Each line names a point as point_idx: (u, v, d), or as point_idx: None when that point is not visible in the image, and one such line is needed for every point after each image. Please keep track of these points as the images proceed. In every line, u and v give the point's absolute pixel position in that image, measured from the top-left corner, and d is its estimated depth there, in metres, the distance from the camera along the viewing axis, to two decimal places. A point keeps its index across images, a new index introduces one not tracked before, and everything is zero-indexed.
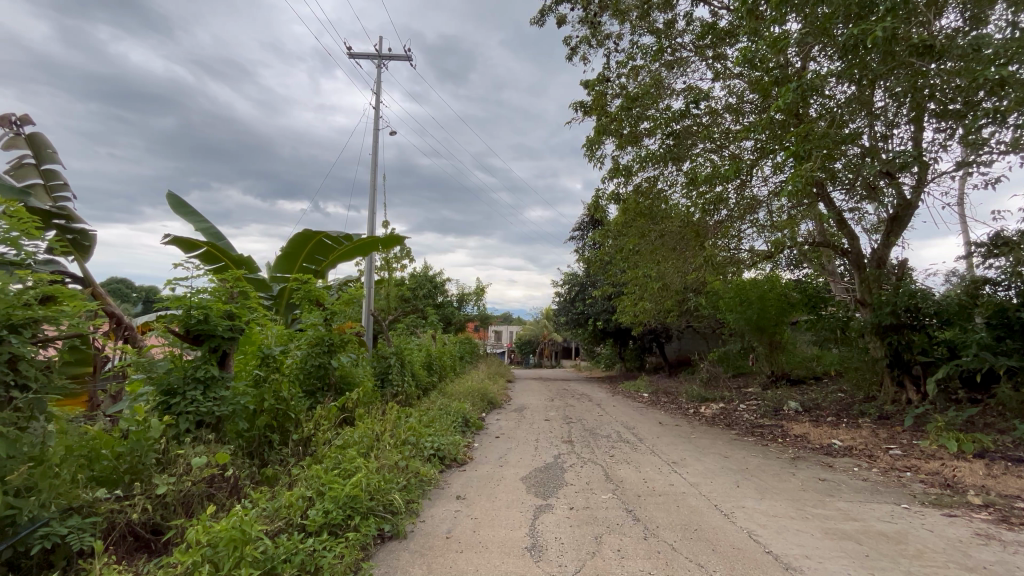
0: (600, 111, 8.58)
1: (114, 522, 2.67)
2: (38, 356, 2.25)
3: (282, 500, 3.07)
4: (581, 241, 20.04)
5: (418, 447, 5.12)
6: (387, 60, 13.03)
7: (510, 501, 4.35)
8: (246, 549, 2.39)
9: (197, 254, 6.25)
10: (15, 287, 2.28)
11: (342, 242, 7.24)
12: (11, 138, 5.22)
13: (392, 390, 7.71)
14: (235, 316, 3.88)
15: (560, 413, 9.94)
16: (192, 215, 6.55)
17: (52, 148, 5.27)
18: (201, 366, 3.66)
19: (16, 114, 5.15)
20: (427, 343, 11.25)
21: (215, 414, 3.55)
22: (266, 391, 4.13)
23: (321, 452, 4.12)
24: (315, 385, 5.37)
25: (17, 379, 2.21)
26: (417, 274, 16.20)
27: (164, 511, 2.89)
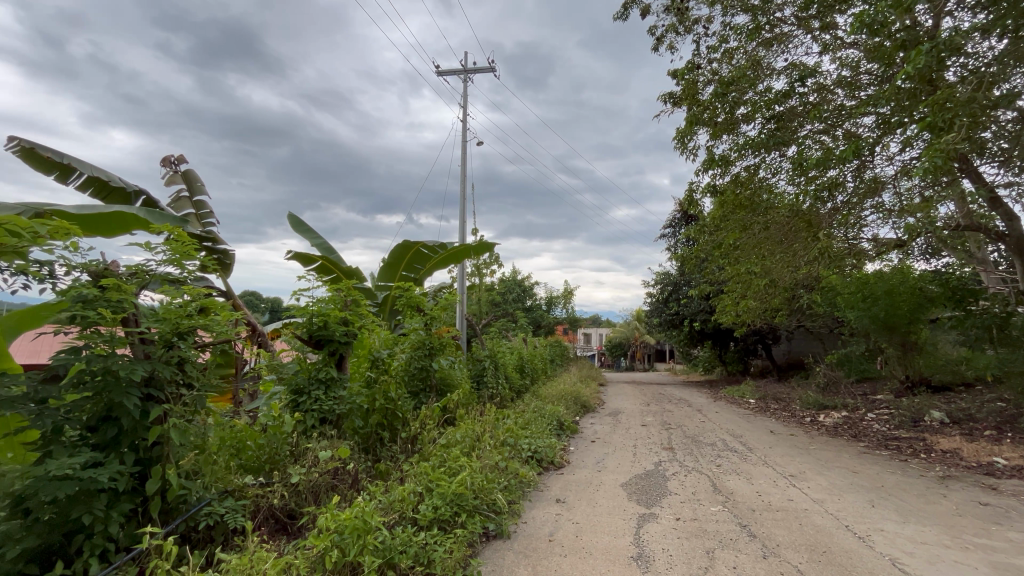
0: (691, 100, 8.12)
1: (259, 505, 3.04)
2: (199, 359, 2.65)
3: (396, 494, 3.25)
4: (673, 238, 19.13)
5: (516, 448, 5.19)
6: (473, 73, 13.53)
7: (612, 507, 4.24)
8: (367, 538, 2.58)
9: (313, 267, 6.94)
10: (181, 300, 2.69)
11: (438, 251, 7.62)
12: (171, 176, 6.20)
13: (487, 392, 7.93)
14: (349, 322, 4.23)
15: (658, 418, 9.54)
16: (309, 233, 7.29)
17: (200, 181, 6.17)
18: (322, 368, 4.04)
19: (174, 155, 6.11)
20: (518, 346, 11.41)
21: (335, 411, 3.90)
22: (377, 391, 4.45)
23: (427, 451, 4.33)
24: (419, 386, 5.68)
25: (186, 378, 2.62)
26: (506, 279, 16.53)
27: (298, 497, 3.22)
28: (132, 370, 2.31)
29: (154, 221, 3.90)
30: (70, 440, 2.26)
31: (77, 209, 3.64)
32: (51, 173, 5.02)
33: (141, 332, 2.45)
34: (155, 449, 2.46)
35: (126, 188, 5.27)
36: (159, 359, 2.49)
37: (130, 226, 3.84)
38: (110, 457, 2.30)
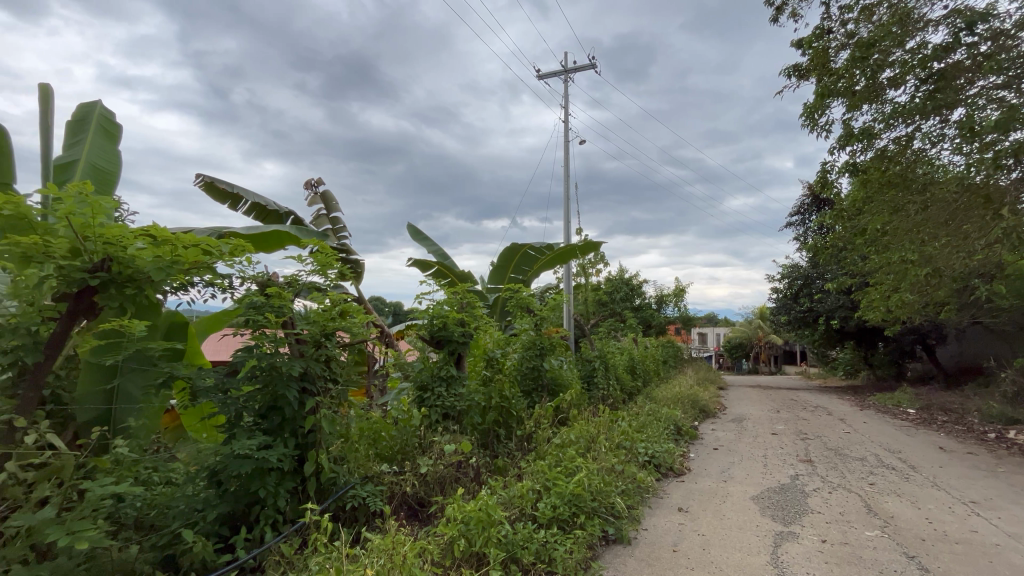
0: (821, 71, 7.20)
1: (394, 491, 3.32)
2: (342, 356, 2.98)
3: (515, 490, 3.33)
4: (802, 226, 17.16)
5: (633, 452, 5.00)
6: (574, 73, 13.51)
7: (743, 521, 3.90)
8: (491, 531, 2.68)
9: (430, 273, 7.44)
10: (326, 305, 3.04)
11: (546, 252, 7.70)
12: (312, 197, 7.08)
13: (598, 393, 7.80)
14: (465, 322, 4.45)
15: (791, 426, 8.58)
16: (426, 241, 7.82)
17: (335, 200, 6.95)
18: (443, 366, 4.29)
19: (315, 178, 6.98)
20: (628, 347, 11.05)
21: (456, 407, 4.11)
22: (493, 389, 4.62)
23: (544, 450, 4.36)
24: (532, 386, 5.75)
25: (332, 374, 2.96)
26: (613, 278, 16.13)
27: (426, 487, 3.45)
28: (291, 367, 2.65)
29: (302, 237, 4.48)
30: (247, 425, 2.66)
31: (247, 230, 4.31)
32: (225, 201, 6.03)
33: (296, 334, 2.81)
34: (310, 436, 2.80)
35: (279, 210, 6.13)
36: (311, 356, 2.84)
37: (285, 242, 4.45)
38: (277, 441, 2.66)
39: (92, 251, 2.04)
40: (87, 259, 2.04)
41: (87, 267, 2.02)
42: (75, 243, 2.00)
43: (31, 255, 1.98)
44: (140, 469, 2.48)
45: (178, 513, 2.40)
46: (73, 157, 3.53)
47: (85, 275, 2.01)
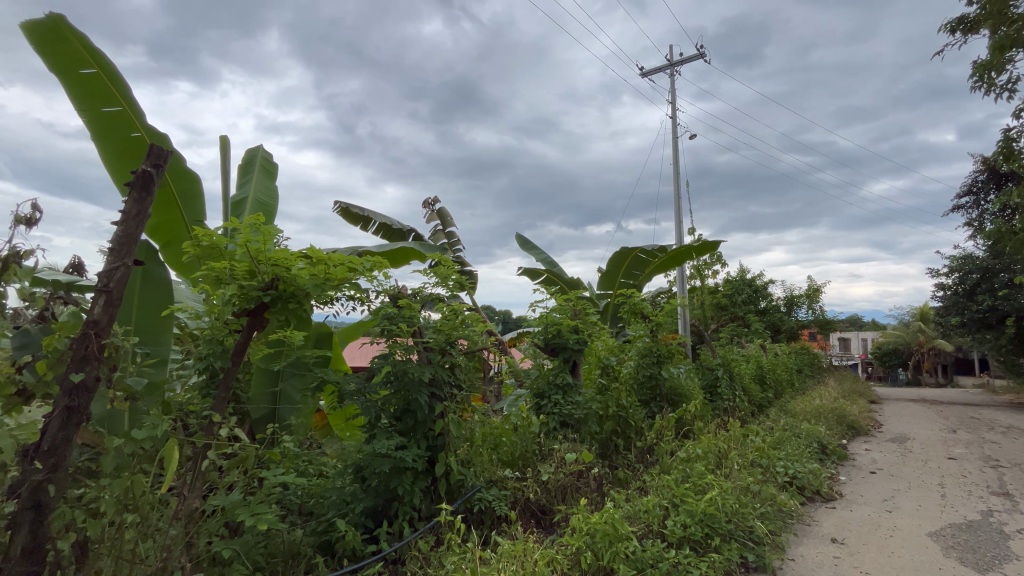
0: (996, 19, 5.95)
1: (518, 497, 3.36)
2: (465, 363, 3.12)
3: (640, 504, 3.19)
4: (976, 209, 14.27)
5: (770, 470, 4.48)
6: (679, 65, 12.85)
7: (920, 562, 3.28)
8: (619, 545, 2.58)
9: (540, 281, 7.52)
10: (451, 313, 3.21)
11: (658, 254, 7.35)
12: (429, 214, 7.58)
13: (722, 405, 7.19)
14: (579, 329, 4.40)
15: (976, 450, 7.08)
16: (534, 249, 7.94)
17: (449, 215, 7.38)
18: (559, 374, 4.27)
19: (431, 197, 7.49)
20: (755, 355, 10.06)
21: (575, 415, 4.05)
22: (610, 397, 4.50)
23: (669, 464, 4.10)
24: (649, 396, 5.48)
25: (457, 380, 3.11)
26: (733, 279, 14.86)
27: (549, 495, 3.43)
28: (422, 372, 2.84)
29: (424, 251, 4.81)
30: (385, 426, 2.89)
31: (378, 248, 4.74)
32: (358, 224, 6.72)
33: (424, 341, 3.01)
34: (439, 439, 2.96)
35: (403, 228, 6.68)
36: (438, 363, 3.02)
37: (410, 257, 4.81)
38: (411, 442, 2.85)
39: (264, 272, 2.38)
40: (261, 279, 2.39)
41: (260, 285, 2.37)
42: (252, 266, 2.36)
43: (221, 278, 2.38)
44: (300, 462, 2.83)
45: (333, 504, 2.68)
46: (245, 194, 4.20)
47: (259, 292, 2.36)
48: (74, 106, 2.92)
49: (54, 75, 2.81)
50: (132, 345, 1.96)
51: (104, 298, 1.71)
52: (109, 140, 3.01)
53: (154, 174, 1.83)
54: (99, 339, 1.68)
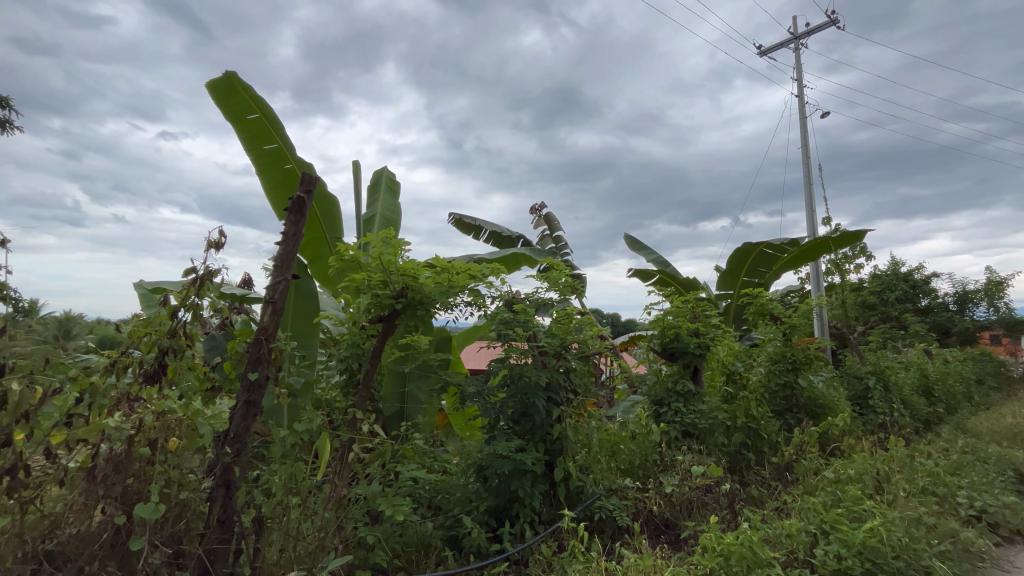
0: None
1: (640, 508, 3.22)
2: (580, 367, 3.10)
3: (782, 527, 2.87)
4: None
5: (949, 500, 3.72)
6: (805, 37, 11.51)
7: None
8: (759, 572, 2.33)
9: (652, 283, 7.20)
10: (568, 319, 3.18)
11: (788, 249, 6.60)
12: (536, 220, 7.69)
13: (876, 420, 6.21)
14: (700, 333, 4.11)
15: None
16: (644, 249, 7.63)
17: (555, 219, 7.41)
18: (679, 380, 4.02)
19: (537, 203, 7.60)
20: (919, 362, 8.53)
21: (699, 425, 3.79)
22: (738, 406, 4.15)
23: (814, 485, 3.61)
24: (784, 407, 4.92)
25: (572, 385, 3.10)
26: (883, 274, 12.82)
27: (673, 509, 3.23)
28: (539, 377, 2.87)
29: (534, 256, 4.88)
30: (504, 428, 2.96)
31: (491, 255, 4.91)
32: (470, 233, 7.06)
33: (540, 345, 3.04)
34: (557, 443, 2.97)
35: (512, 235, 6.85)
36: (553, 367, 3.03)
37: (521, 263, 4.92)
38: (530, 445, 2.89)
39: (395, 282, 2.60)
40: (393, 288, 2.61)
41: (392, 294, 2.59)
42: (385, 277, 2.59)
43: (360, 288, 2.65)
44: (428, 458, 3.02)
45: (459, 501, 2.81)
46: (374, 212, 4.64)
47: (391, 300, 2.58)
48: (243, 147, 3.46)
49: (229, 123, 3.38)
50: (293, 349, 2.24)
51: (272, 308, 2.00)
52: (270, 173, 3.51)
53: (306, 198, 2.09)
54: (269, 344, 1.95)
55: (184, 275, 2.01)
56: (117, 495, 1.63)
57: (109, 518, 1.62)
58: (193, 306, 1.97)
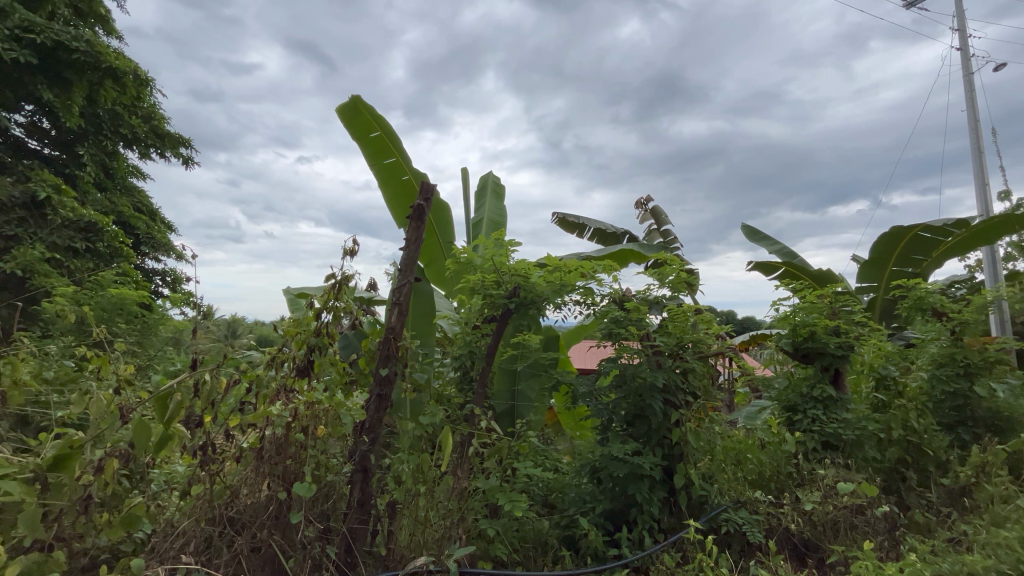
0: None
1: (774, 525, 2.92)
2: (701, 368, 2.90)
3: (963, 563, 2.40)
4: None
5: None
6: None
7: None
8: None
9: (777, 276, 6.52)
10: (690, 318, 2.97)
11: (953, 231, 5.53)
12: (643, 214, 7.39)
13: None
14: (842, 331, 3.61)
15: None
16: (766, 240, 6.93)
17: (663, 213, 7.06)
18: (817, 384, 3.58)
19: (643, 196, 7.31)
20: None
21: (844, 436, 3.33)
22: (892, 416, 3.58)
23: (1005, 516, 2.96)
24: (956, 419, 4.12)
25: (690, 387, 2.92)
26: None
27: (815, 529, 2.88)
28: (655, 378, 2.74)
29: (644, 252, 4.68)
30: (618, 430, 2.88)
31: (598, 252, 4.82)
32: (574, 232, 7.01)
33: (654, 344, 2.90)
34: (676, 448, 2.82)
35: (617, 232, 6.67)
36: (669, 368, 2.87)
37: (629, 259, 4.75)
38: (647, 449, 2.78)
39: (507, 282, 2.67)
40: (505, 288, 2.68)
41: (505, 294, 2.66)
42: (497, 277, 2.67)
43: (475, 289, 2.75)
44: (541, 457, 3.05)
45: (574, 502, 2.79)
46: (481, 216, 4.81)
47: (504, 300, 2.65)
48: (367, 163, 3.79)
49: (354, 143, 3.72)
50: (416, 347, 2.39)
51: (398, 309, 2.15)
52: (390, 185, 3.80)
53: (425, 206, 2.23)
54: (396, 342, 2.11)
55: (325, 281, 2.24)
56: (279, 473, 1.87)
57: (274, 494, 1.86)
58: (333, 309, 2.20)
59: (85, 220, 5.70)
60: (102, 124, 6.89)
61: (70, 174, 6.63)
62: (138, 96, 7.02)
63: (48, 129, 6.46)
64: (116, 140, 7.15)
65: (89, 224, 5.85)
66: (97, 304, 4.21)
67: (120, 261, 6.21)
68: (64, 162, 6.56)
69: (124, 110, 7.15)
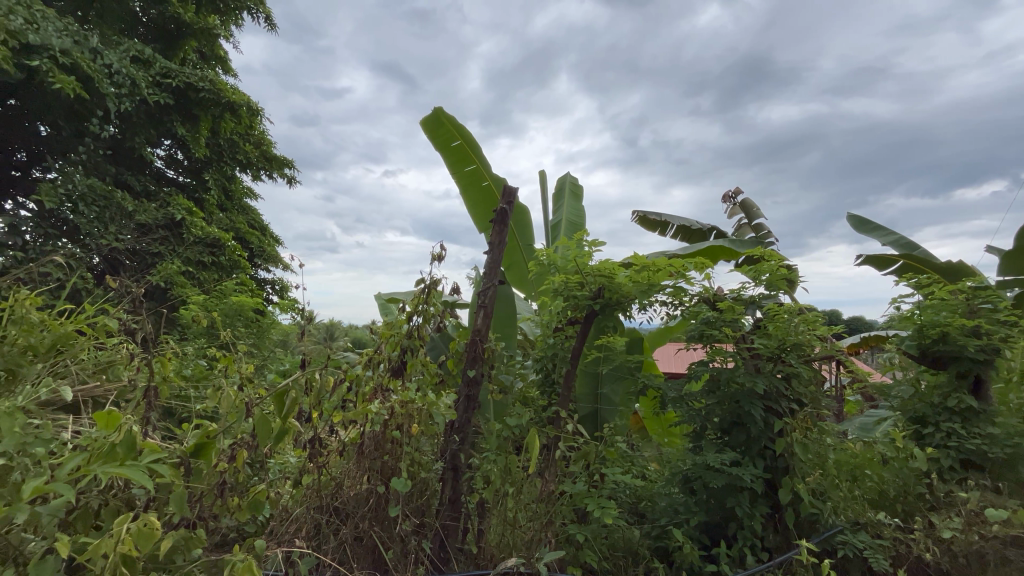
0: None
1: (902, 553, 2.58)
2: (807, 372, 2.64)
3: None
4: None
5: None
6: None
7: None
8: None
9: (893, 271, 5.80)
10: (796, 323, 2.71)
11: None
12: (732, 209, 6.93)
13: None
14: (983, 332, 3.11)
15: None
16: (878, 230, 6.19)
17: (755, 206, 6.58)
18: (952, 394, 3.12)
19: (732, 190, 6.85)
20: None
21: (990, 455, 2.87)
22: None
23: None
24: None
25: (795, 394, 2.68)
26: None
27: (955, 560, 2.50)
28: (754, 383, 2.55)
29: (736, 248, 4.37)
30: (713, 439, 2.71)
31: (683, 250, 4.59)
32: (656, 230, 6.75)
33: (752, 347, 2.69)
34: (781, 460, 2.59)
35: (703, 228, 6.31)
36: (769, 373, 2.66)
37: (718, 256, 4.48)
38: (746, 460, 2.58)
39: (591, 283, 2.63)
40: (590, 289, 2.65)
41: (590, 295, 2.63)
42: (581, 278, 2.63)
43: (558, 291, 2.73)
44: (629, 463, 2.95)
45: (666, 512, 2.66)
46: (559, 218, 4.79)
47: (590, 302, 2.62)
48: (449, 171, 3.92)
49: (438, 152, 3.88)
50: (502, 349, 2.43)
51: (484, 311, 2.19)
52: (471, 191, 3.89)
53: (508, 209, 2.26)
54: (483, 344, 2.16)
55: (415, 286, 2.34)
56: (378, 468, 1.98)
57: (373, 487, 1.97)
58: (423, 312, 2.30)
59: (210, 237, 6.51)
60: (223, 152, 7.85)
61: (199, 198, 7.60)
62: (251, 125, 7.91)
63: (182, 159, 7.43)
64: (234, 166, 8.08)
65: (214, 240, 6.65)
66: (222, 310, 4.77)
67: (238, 272, 6.99)
68: (194, 187, 7.56)
69: (240, 139, 8.06)
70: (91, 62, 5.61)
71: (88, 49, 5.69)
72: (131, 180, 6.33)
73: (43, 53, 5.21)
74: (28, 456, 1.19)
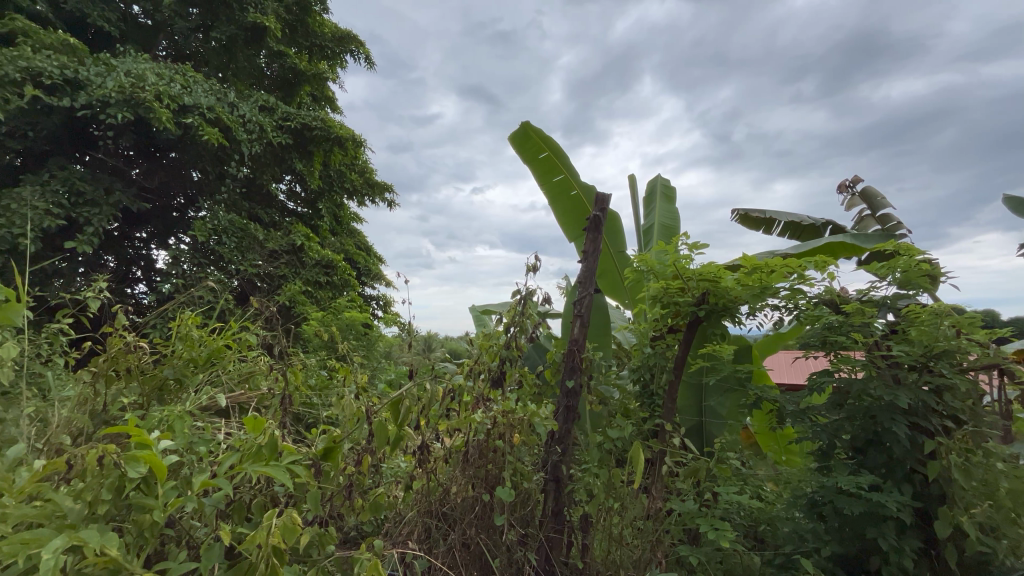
0: None
1: None
2: (965, 384, 2.25)
3: None
4: None
5: None
6: None
7: None
8: None
9: None
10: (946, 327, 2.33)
11: None
12: (850, 199, 6.20)
13: None
14: None
15: None
16: None
17: (880, 194, 5.82)
18: None
19: (849, 178, 6.12)
20: None
21: None
22: None
23: None
24: None
25: (948, 409, 2.30)
26: None
27: None
28: (894, 396, 2.22)
29: (862, 242, 3.87)
30: (845, 459, 2.40)
31: (796, 248, 4.17)
32: (760, 228, 6.24)
33: (889, 354, 2.36)
34: (935, 486, 2.23)
35: (816, 223, 5.71)
36: (913, 384, 2.31)
37: (838, 253, 4.01)
38: (888, 484, 2.26)
39: (694, 288, 2.51)
40: (692, 294, 2.53)
41: (693, 301, 2.52)
42: (683, 283, 2.52)
43: (658, 298, 2.64)
44: (743, 481, 2.72)
45: (790, 538, 2.41)
46: (652, 222, 4.60)
47: (693, 308, 2.51)
48: (538, 183, 3.97)
49: (526, 165, 3.94)
50: (599, 358, 2.38)
51: (580, 321, 2.17)
52: (560, 202, 3.90)
53: (602, 216, 2.22)
54: (580, 354, 2.14)
55: (512, 297, 2.38)
56: (483, 477, 2.03)
57: (477, 495, 2.02)
58: (519, 322, 2.33)
59: (325, 259, 7.20)
60: (334, 182, 8.67)
61: (314, 225, 8.48)
62: (356, 156, 8.67)
63: (301, 192, 8.37)
64: (343, 194, 8.88)
65: (328, 262, 7.34)
66: (337, 325, 5.24)
67: (348, 290, 7.64)
68: (310, 216, 8.47)
69: (347, 169, 8.87)
70: (229, 114, 6.51)
71: (227, 103, 6.64)
72: (262, 214, 7.36)
73: (196, 111, 6.19)
74: (194, 454, 1.38)
